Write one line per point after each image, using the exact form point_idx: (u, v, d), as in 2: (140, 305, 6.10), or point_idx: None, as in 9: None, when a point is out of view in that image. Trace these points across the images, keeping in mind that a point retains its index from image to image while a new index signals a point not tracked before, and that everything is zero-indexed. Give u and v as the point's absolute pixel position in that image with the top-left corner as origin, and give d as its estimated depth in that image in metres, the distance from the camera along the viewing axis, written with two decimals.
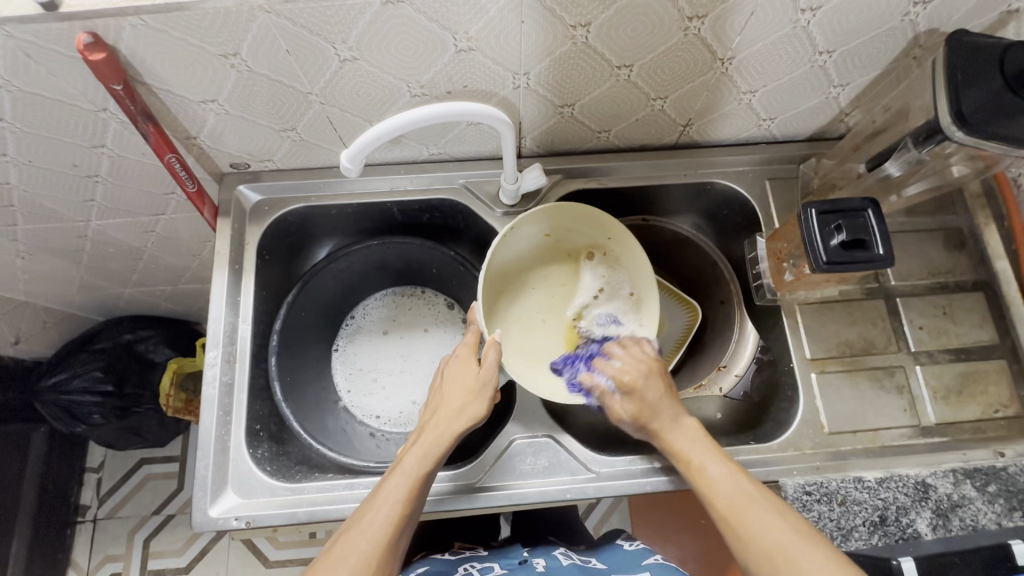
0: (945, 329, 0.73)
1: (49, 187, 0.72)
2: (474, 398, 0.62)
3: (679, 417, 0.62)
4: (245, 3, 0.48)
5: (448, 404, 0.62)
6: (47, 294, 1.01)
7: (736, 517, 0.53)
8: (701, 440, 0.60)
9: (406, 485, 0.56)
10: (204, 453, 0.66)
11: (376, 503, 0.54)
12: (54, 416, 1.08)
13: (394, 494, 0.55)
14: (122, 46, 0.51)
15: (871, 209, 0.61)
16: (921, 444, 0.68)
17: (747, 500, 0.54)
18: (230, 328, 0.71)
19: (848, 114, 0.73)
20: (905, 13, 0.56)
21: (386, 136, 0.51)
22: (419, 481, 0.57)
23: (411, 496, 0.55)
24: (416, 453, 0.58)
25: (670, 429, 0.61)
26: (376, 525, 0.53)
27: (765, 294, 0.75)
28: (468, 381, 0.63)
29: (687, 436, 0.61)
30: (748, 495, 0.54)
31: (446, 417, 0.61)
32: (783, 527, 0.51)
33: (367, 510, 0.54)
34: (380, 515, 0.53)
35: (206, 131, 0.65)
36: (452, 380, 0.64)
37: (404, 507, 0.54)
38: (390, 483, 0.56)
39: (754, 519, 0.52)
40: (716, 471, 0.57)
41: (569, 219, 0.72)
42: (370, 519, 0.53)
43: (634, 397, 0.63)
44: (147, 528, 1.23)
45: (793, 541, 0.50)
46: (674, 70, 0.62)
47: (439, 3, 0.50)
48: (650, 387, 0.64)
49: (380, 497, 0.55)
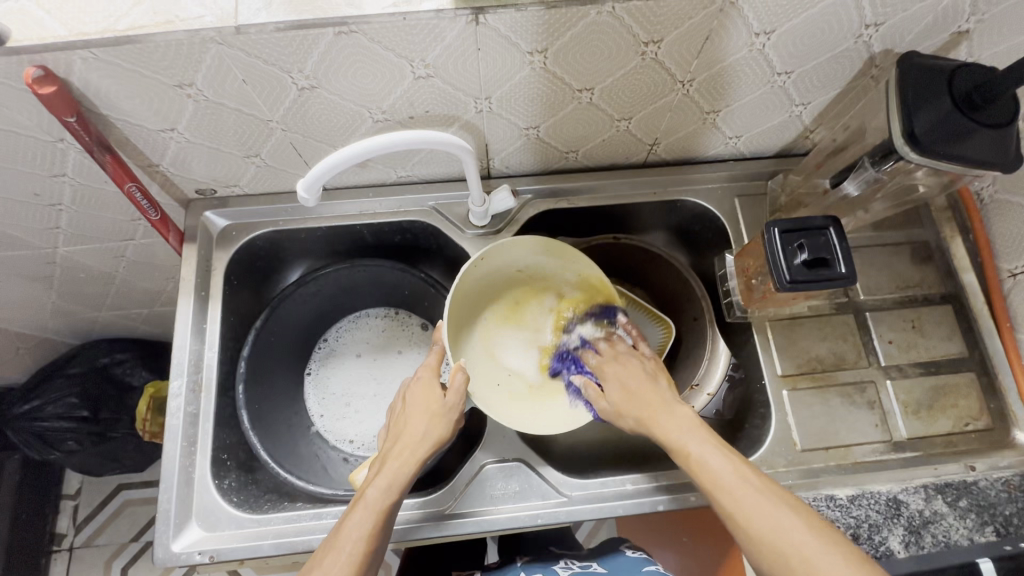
0: (915, 342, 0.73)
1: (12, 216, 0.71)
2: (440, 424, 0.61)
3: (675, 407, 0.60)
4: (196, 35, 0.48)
5: (412, 430, 0.60)
6: (18, 320, 0.99)
7: (737, 507, 0.50)
8: (694, 426, 0.57)
9: (371, 518, 0.53)
10: (168, 486, 0.65)
11: (338, 541, 0.51)
12: (26, 444, 1.06)
13: (358, 529, 0.52)
14: (73, 78, 0.51)
15: (833, 228, 0.61)
16: (892, 459, 0.68)
17: (750, 491, 0.50)
18: (196, 356, 0.70)
19: (812, 131, 0.74)
20: (858, 35, 0.57)
21: (342, 163, 0.51)
22: (385, 513, 0.54)
23: (376, 531, 0.52)
24: (380, 484, 0.56)
25: (663, 418, 0.59)
26: (339, 565, 0.50)
27: (735, 311, 0.75)
28: (432, 406, 0.62)
29: (681, 423, 0.58)
30: (747, 482, 0.51)
31: (410, 444, 0.59)
32: (794, 523, 0.47)
33: (329, 551, 0.51)
34: (343, 553, 0.50)
35: (169, 158, 0.64)
36: (416, 405, 0.63)
37: (369, 543, 0.52)
38: (352, 518, 0.53)
39: (757, 511, 0.49)
40: (714, 458, 0.53)
41: (539, 256, 0.73)
42: (333, 559, 0.50)
43: (616, 392, 0.64)
44: (125, 556, 1.20)
45: (807, 540, 0.46)
46: (636, 93, 0.62)
47: (394, 32, 0.50)
48: (635, 382, 0.64)
49: (343, 534, 0.52)
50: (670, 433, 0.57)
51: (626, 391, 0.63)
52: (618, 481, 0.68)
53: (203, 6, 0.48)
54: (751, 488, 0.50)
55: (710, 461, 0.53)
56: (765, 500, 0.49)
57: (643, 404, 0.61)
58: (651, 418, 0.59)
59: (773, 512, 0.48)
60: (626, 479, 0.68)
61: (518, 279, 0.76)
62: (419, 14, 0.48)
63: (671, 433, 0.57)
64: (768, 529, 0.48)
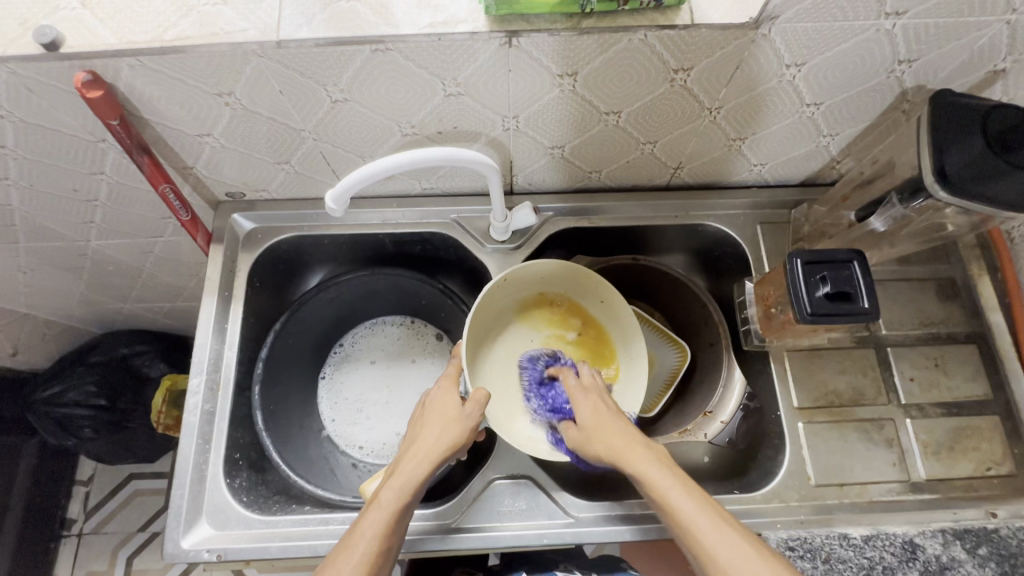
0: (937, 381, 0.71)
1: (50, 210, 0.74)
2: (456, 429, 0.61)
3: (658, 455, 0.55)
4: (239, 48, 0.49)
5: (426, 435, 0.60)
6: (46, 307, 1.02)
7: (694, 532, 0.49)
8: (668, 472, 0.53)
9: (385, 519, 0.54)
10: (181, 482, 0.66)
11: (352, 540, 0.53)
12: (45, 429, 1.09)
13: (371, 531, 0.53)
14: (120, 84, 0.53)
15: (857, 262, 0.61)
16: (909, 500, 0.67)
17: (711, 527, 0.48)
18: (215, 355, 0.72)
19: (839, 162, 0.73)
20: (890, 70, 0.57)
21: (374, 177, 0.52)
22: (397, 515, 0.55)
23: (388, 532, 0.53)
24: (393, 486, 0.56)
25: (630, 461, 0.54)
26: (351, 564, 0.51)
27: (753, 340, 0.74)
28: (449, 413, 0.62)
29: (663, 472, 0.52)
30: (741, 550, 0.47)
31: (425, 447, 0.59)
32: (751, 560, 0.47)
33: (342, 551, 0.52)
34: (356, 553, 0.52)
35: (203, 161, 0.66)
36: (433, 410, 0.63)
37: (380, 545, 0.53)
38: (366, 518, 0.54)
39: (719, 554, 0.47)
40: (704, 523, 0.49)
41: (564, 280, 0.74)
42: (345, 558, 0.52)
43: (587, 425, 0.59)
44: (132, 545, 1.22)
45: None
46: (663, 117, 0.63)
47: (429, 53, 0.51)
48: (610, 420, 0.58)
49: (356, 534, 0.53)
50: (655, 485, 0.52)
51: (597, 426, 0.58)
52: (627, 506, 0.67)
53: (247, 21, 0.49)
54: (743, 559, 0.47)
55: (698, 530, 0.49)
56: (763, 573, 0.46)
57: (617, 452, 0.55)
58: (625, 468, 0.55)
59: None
60: (634, 504, 0.67)
61: (541, 301, 0.76)
62: (453, 36, 0.49)
63: (653, 488, 0.52)
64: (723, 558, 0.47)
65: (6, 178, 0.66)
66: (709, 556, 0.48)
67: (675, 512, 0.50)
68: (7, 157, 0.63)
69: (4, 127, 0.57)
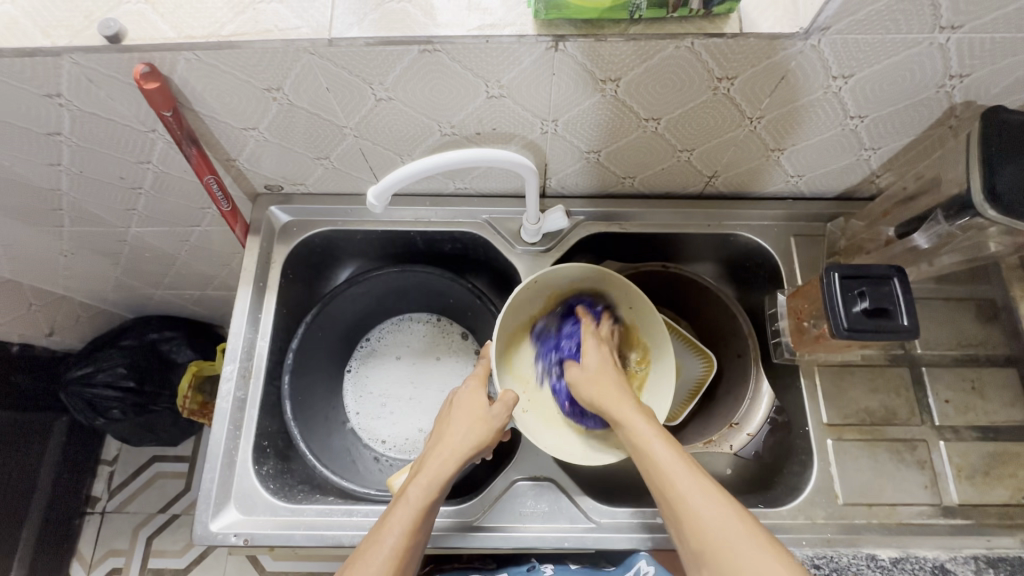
0: (973, 404, 0.70)
1: (96, 196, 0.76)
2: (482, 428, 0.61)
3: (643, 410, 0.60)
4: (292, 45, 0.51)
5: (453, 432, 0.61)
6: (84, 290, 1.05)
7: (665, 473, 0.53)
8: (647, 419, 0.58)
9: (412, 514, 0.54)
10: (211, 466, 0.68)
11: (380, 534, 0.53)
12: (77, 408, 1.12)
13: (400, 525, 0.53)
14: (175, 77, 0.54)
15: (897, 278, 0.59)
16: (941, 525, 0.65)
17: (682, 470, 0.52)
18: (248, 343, 0.73)
19: (879, 176, 0.72)
20: (940, 85, 0.56)
21: (416, 176, 0.53)
22: (425, 511, 0.55)
23: (416, 527, 0.54)
24: (421, 480, 0.57)
25: (615, 399, 0.61)
26: (380, 558, 0.51)
27: (782, 353, 0.73)
28: (476, 412, 0.62)
29: (643, 422, 0.58)
30: (704, 489, 0.51)
31: (451, 445, 0.60)
32: (714, 501, 0.50)
33: (371, 544, 0.53)
34: (385, 546, 0.52)
35: (246, 154, 0.68)
36: (460, 409, 0.63)
37: (408, 539, 0.53)
38: (394, 513, 0.54)
39: (690, 494, 0.51)
40: (675, 466, 0.53)
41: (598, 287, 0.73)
42: (375, 551, 0.52)
43: (592, 371, 0.65)
44: (152, 526, 1.24)
45: (724, 519, 0.49)
46: (703, 126, 0.62)
47: (476, 54, 0.52)
48: (610, 374, 0.64)
49: (385, 528, 0.54)
50: (635, 432, 0.57)
51: (598, 379, 0.64)
52: (649, 513, 0.67)
53: (300, 19, 0.51)
54: (707, 497, 0.50)
55: (671, 474, 0.52)
56: (720, 508, 0.50)
57: (609, 399, 0.61)
58: (614, 414, 0.60)
59: (725, 526, 0.48)
60: (656, 512, 0.67)
61: (570, 308, 0.76)
62: (501, 39, 0.50)
63: (633, 433, 0.57)
64: (691, 498, 0.50)
65: (58, 164, 0.69)
66: (678, 497, 0.51)
67: (651, 458, 0.55)
68: (61, 144, 0.65)
69: (61, 114, 0.60)
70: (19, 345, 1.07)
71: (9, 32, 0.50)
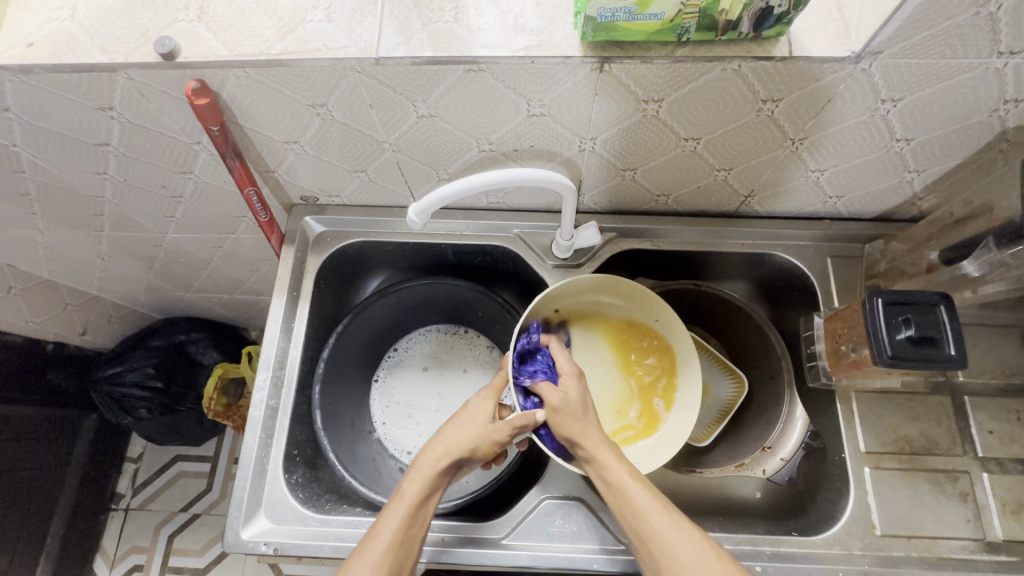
0: (1018, 436, 0.67)
1: (136, 202, 0.78)
2: (482, 432, 0.60)
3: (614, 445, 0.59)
4: (339, 63, 0.51)
5: (454, 433, 0.61)
6: (118, 291, 1.08)
7: (640, 512, 0.53)
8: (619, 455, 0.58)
9: (407, 509, 0.55)
10: (243, 474, 0.68)
11: (376, 528, 0.54)
12: (106, 406, 1.14)
13: (395, 520, 0.54)
14: (224, 92, 0.55)
15: (945, 305, 0.58)
16: (984, 561, 0.63)
17: (656, 510, 0.53)
18: (282, 352, 0.74)
19: (922, 199, 0.70)
20: (993, 110, 0.55)
21: (454, 197, 0.53)
22: (418, 506, 0.56)
23: (412, 522, 0.55)
24: (419, 477, 0.57)
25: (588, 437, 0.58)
26: (377, 550, 0.52)
27: (818, 376, 0.72)
28: (478, 416, 0.62)
29: (616, 461, 0.57)
30: (676, 525, 0.53)
31: (450, 445, 0.60)
32: (688, 540, 0.52)
33: (367, 538, 0.54)
34: (382, 540, 0.53)
35: (284, 166, 0.69)
36: (465, 411, 0.63)
37: (403, 533, 0.54)
38: (391, 508, 0.56)
39: (666, 535, 0.52)
40: (652, 507, 0.53)
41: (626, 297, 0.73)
42: (371, 544, 0.53)
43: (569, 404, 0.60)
44: (173, 524, 1.26)
45: (699, 556, 0.51)
46: (743, 146, 0.62)
47: (519, 73, 0.52)
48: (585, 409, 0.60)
49: (382, 521, 0.55)
50: (605, 464, 0.57)
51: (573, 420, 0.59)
52: None
53: (348, 38, 0.51)
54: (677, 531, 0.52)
55: (649, 516, 0.53)
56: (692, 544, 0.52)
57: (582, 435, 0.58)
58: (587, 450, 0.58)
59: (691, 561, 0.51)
60: None
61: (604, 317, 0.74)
62: (546, 60, 0.50)
63: (604, 470, 0.56)
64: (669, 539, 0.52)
65: (104, 172, 0.71)
66: (654, 539, 0.52)
67: (627, 497, 0.55)
68: (109, 154, 0.67)
69: (111, 126, 0.61)
70: (54, 343, 1.09)
71: (69, 49, 0.52)
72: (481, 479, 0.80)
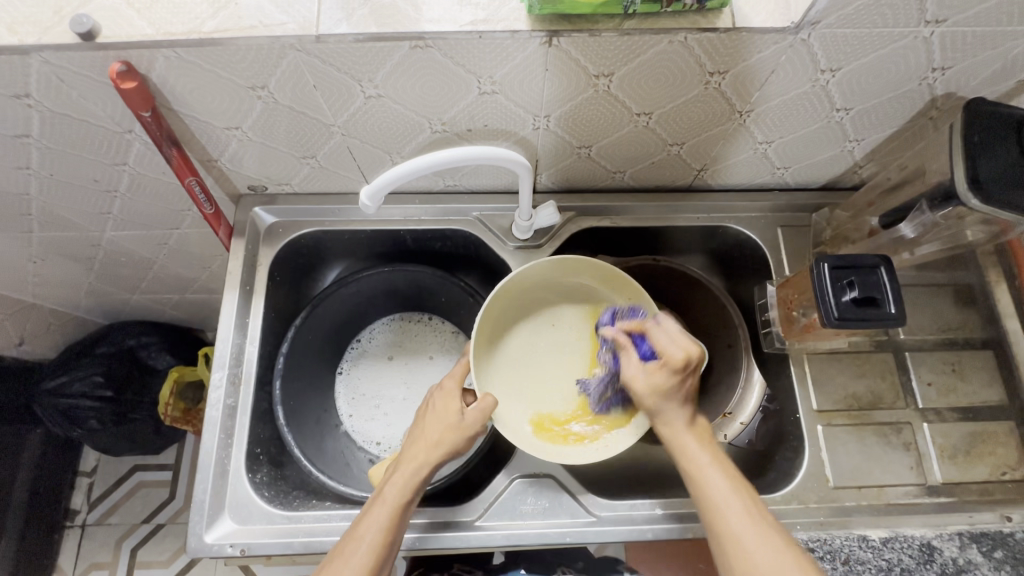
0: (954, 386, 0.72)
1: (67, 199, 0.73)
2: (461, 431, 0.60)
3: (699, 431, 0.59)
4: (278, 41, 0.49)
5: (430, 432, 0.60)
6: (55, 297, 1.01)
7: (718, 513, 0.53)
8: (707, 447, 0.58)
9: (389, 512, 0.54)
10: (204, 477, 0.66)
11: (359, 531, 0.53)
12: (51, 419, 1.07)
13: (378, 523, 0.53)
14: (153, 75, 0.52)
15: (884, 267, 0.61)
16: (926, 503, 0.68)
17: (736, 511, 0.53)
18: (237, 349, 0.71)
19: (862, 166, 0.73)
20: (923, 77, 0.57)
21: (397, 182, 0.52)
22: (401, 509, 0.55)
23: (394, 524, 0.54)
24: (399, 479, 0.57)
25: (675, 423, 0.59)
26: (359, 556, 0.51)
27: (773, 342, 0.75)
28: (456, 414, 0.61)
29: (703, 452, 0.57)
30: (759, 534, 0.51)
31: (430, 445, 0.59)
32: (767, 549, 0.50)
33: (349, 542, 0.53)
34: (363, 544, 0.52)
35: (227, 154, 0.66)
36: (441, 408, 0.62)
37: (386, 536, 0.53)
38: (373, 510, 0.54)
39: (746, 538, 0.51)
40: (734, 505, 0.53)
41: (597, 277, 0.73)
42: (353, 549, 0.52)
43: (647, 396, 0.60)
44: (136, 537, 1.21)
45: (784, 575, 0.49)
46: (693, 119, 0.63)
47: (468, 49, 0.51)
48: (672, 398, 0.60)
49: (363, 526, 0.54)
50: (692, 458, 0.56)
51: (658, 401, 0.60)
52: (648, 505, 0.68)
53: (286, 14, 0.49)
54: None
55: (725, 514, 0.53)
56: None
57: (666, 419, 0.60)
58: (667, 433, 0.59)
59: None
60: (655, 504, 0.68)
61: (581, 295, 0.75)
62: (494, 34, 0.49)
63: (685, 455, 0.57)
64: (747, 540, 0.51)
65: (27, 167, 0.65)
66: (731, 541, 0.52)
67: (705, 486, 0.55)
68: (30, 146, 0.62)
69: (29, 115, 0.57)
70: None
71: None
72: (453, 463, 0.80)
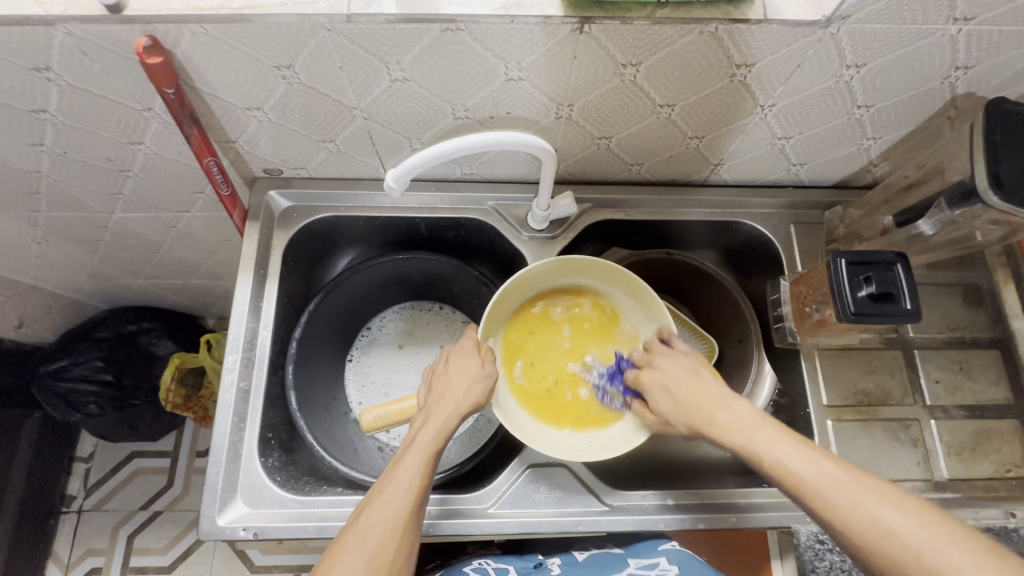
0: (961, 384, 0.73)
1: (78, 178, 0.72)
2: (483, 384, 0.60)
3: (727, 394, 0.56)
4: (308, 20, 0.49)
5: (457, 384, 0.60)
6: (59, 279, 1.00)
7: (785, 471, 0.49)
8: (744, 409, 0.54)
9: (423, 457, 0.54)
10: (216, 460, 0.66)
11: (393, 475, 0.52)
12: (50, 403, 1.06)
13: (413, 467, 0.53)
14: (178, 52, 0.52)
15: (901, 264, 0.62)
16: (933, 499, 0.68)
17: (799, 458, 0.49)
18: (250, 333, 0.71)
19: (876, 165, 0.74)
20: (946, 76, 0.58)
21: (418, 169, 0.52)
22: (434, 455, 0.55)
23: (429, 468, 0.53)
24: (429, 428, 0.56)
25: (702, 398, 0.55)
26: (398, 496, 0.51)
27: (786, 337, 0.75)
28: (478, 368, 0.61)
29: (736, 412, 0.54)
30: (834, 475, 0.47)
31: (456, 397, 0.58)
32: (852, 488, 0.46)
33: (384, 485, 0.52)
34: (400, 486, 0.51)
35: (245, 136, 0.65)
36: (461, 362, 0.62)
37: (423, 479, 0.53)
38: (406, 457, 0.53)
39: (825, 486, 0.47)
40: (795, 457, 0.49)
41: (614, 279, 0.72)
42: (391, 490, 0.51)
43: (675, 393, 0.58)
44: (133, 523, 1.20)
45: (882, 511, 0.45)
46: (715, 113, 0.63)
47: (499, 33, 0.51)
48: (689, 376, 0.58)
49: (397, 470, 0.53)
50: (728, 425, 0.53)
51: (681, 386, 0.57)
52: (660, 496, 0.68)
53: None
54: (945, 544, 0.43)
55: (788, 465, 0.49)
56: (925, 531, 0.43)
57: (694, 399, 0.56)
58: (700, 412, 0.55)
59: (882, 514, 0.45)
60: (667, 495, 0.68)
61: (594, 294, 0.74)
62: (526, 19, 0.49)
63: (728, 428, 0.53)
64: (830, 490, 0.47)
65: (40, 144, 0.64)
66: (815, 496, 0.47)
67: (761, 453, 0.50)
68: (45, 122, 0.61)
69: (47, 90, 0.56)
70: None
71: None
72: (463, 452, 0.80)
